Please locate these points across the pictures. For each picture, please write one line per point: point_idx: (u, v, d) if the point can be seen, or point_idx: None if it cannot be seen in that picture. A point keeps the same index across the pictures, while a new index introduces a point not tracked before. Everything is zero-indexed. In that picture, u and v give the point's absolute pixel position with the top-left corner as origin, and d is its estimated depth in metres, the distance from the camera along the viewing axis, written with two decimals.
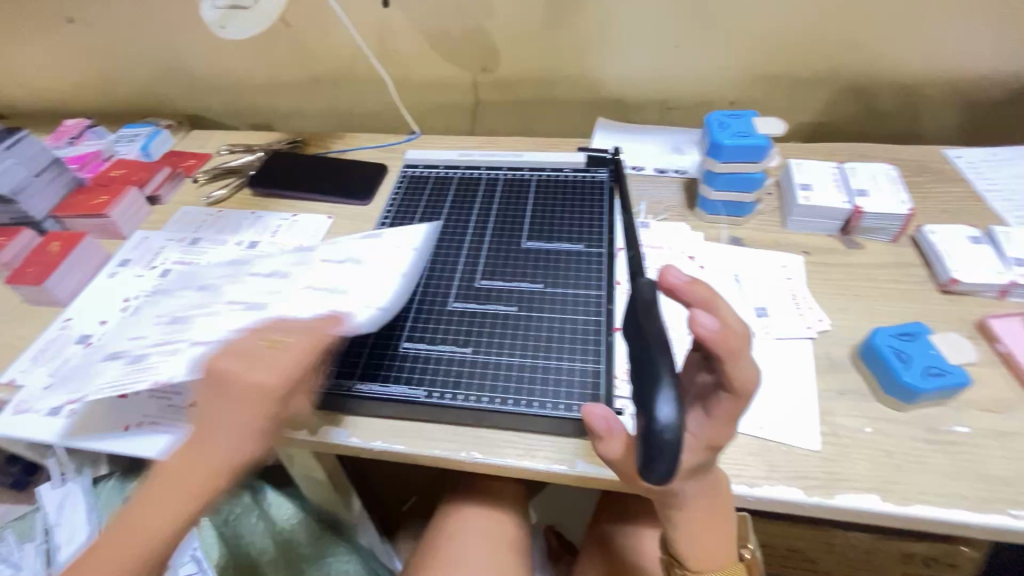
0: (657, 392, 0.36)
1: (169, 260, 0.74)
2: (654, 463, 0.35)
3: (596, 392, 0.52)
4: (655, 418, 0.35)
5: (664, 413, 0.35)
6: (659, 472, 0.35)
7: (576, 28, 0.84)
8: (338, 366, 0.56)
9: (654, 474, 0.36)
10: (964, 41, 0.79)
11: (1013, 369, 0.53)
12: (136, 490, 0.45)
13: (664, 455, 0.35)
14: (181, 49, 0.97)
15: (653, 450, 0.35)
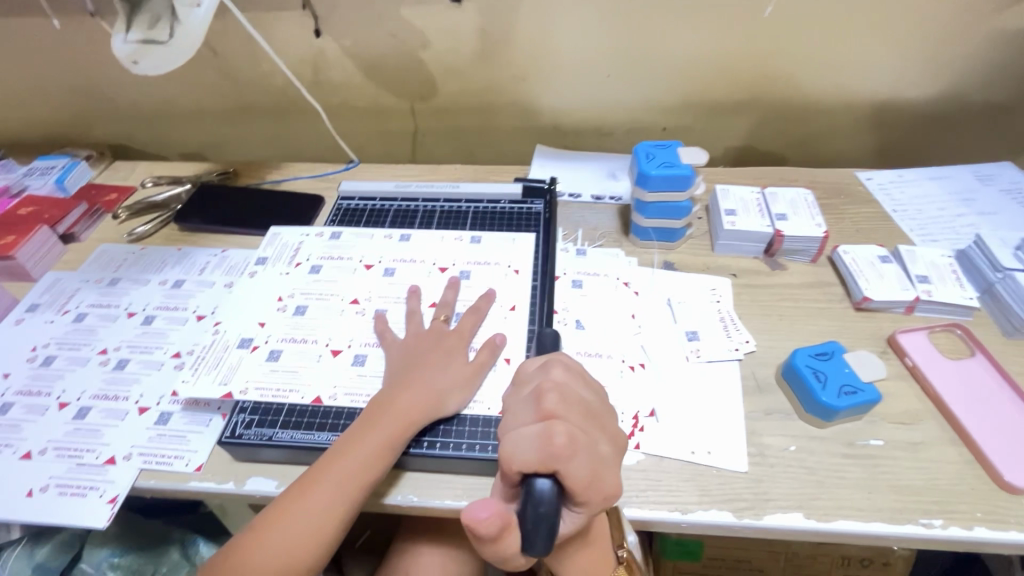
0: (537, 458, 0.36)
1: (83, 304, 0.69)
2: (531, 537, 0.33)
3: None
4: (531, 485, 0.35)
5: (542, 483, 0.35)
6: (539, 548, 0.34)
7: (510, 58, 0.85)
8: (262, 414, 0.54)
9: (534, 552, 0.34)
10: (866, 72, 0.86)
11: (919, 382, 0.57)
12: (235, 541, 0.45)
13: (540, 532, 0.34)
14: (100, 77, 0.92)
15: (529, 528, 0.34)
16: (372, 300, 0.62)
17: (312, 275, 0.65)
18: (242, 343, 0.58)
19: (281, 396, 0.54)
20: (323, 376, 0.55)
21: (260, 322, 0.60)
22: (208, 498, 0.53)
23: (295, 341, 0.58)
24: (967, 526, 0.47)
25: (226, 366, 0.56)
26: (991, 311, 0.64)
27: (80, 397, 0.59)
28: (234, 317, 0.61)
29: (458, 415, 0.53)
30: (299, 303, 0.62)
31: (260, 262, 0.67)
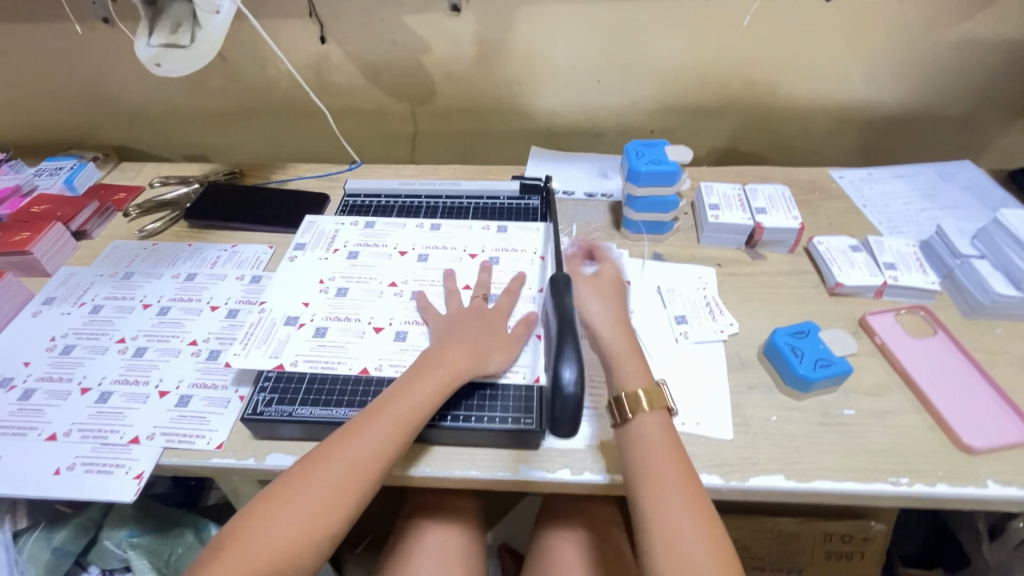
0: (563, 362, 0.54)
1: (99, 296, 0.72)
2: (563, 421, 0.54)
3: (530, 403, 0.56)
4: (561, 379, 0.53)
5: (568, 376, 0.53)
6: (565, 429, 0.55)
7: (507, 64, 0.90)
8: (279, 394, 0.57)
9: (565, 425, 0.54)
10: (837, 78, 0.92)
11: (887, 358, 0.63)
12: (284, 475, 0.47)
13: (569, 411, 0.53)
14: (108, 81, 0.95)
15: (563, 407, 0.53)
16: (408, 283, 0.68)
17: (349, 260, 0.71)
18: (289, 322, 0.63)
19: (329, 367, 0.59)
20: (366, 349, 0.61)
21: (304, 302, 0.66)
22: (229, 474, 0.56)
23: (338, 319, 0.64)
24: (930, 483, 0.52)
25: (276, 341, 0.61)
26: (952, 294, 0.69)
27: (101, 383, 0.61)
28: (279, 298, 0.66)
29: (465, 392, 0.57)
30: (339, 286, 0.68)
31: (299, 248, 0.73)
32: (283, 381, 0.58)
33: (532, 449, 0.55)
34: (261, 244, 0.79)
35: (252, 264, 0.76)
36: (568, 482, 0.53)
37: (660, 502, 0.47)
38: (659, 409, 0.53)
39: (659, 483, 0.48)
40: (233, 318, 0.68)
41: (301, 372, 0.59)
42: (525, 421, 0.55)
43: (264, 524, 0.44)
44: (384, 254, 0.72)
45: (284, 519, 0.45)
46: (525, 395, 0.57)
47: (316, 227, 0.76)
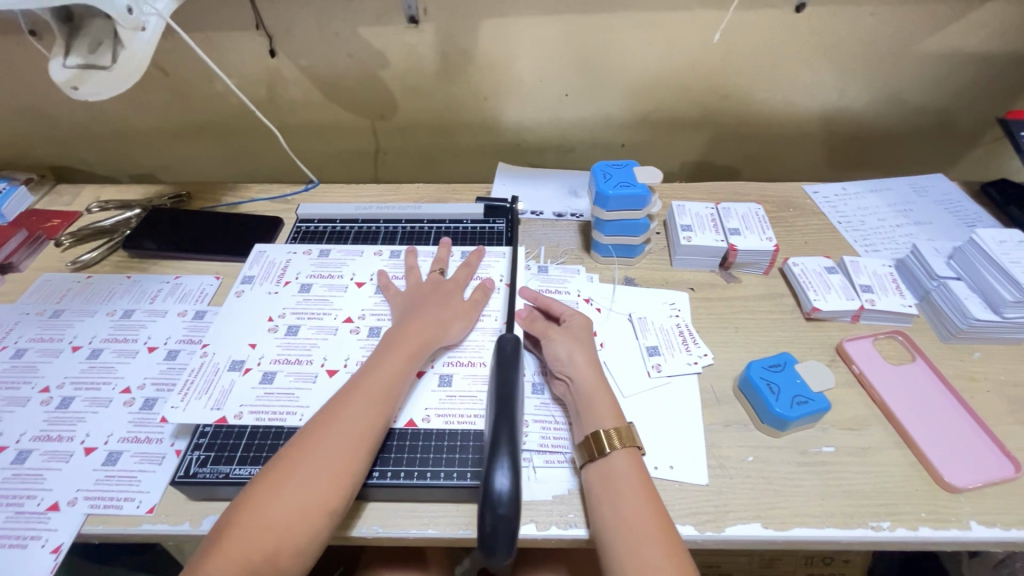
0: (495, 466, 0.43)
1: (23, 338, 0.65)
2: (494, 543, 0.41)
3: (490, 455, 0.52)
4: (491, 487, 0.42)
5: (500, 483, 0.42)
6: (501, 555, 0.41)
7: (469, 78, 0.86)
8: (217, 451, 0.53)
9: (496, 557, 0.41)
10: (809, 91, 0.90)
11: (865, 388, 0.60)
12: (238, 504, 0.44)
13: (500, 532, 0.41)
14: (40, 99, 0.88)
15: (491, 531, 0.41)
16: (365, 318, 0.64)
17: (301, 293, 0.66)
18: (233, 366, 0.58)
19: (277, 418, 0.54)
20: (319, 396, 0.56)
21: (251, 344, 0.61)
22: (162, 541, 0.51)
23: (289, 362, 0.59)
24: (913, 526, 0.49)
25: (219, 390, 0.56)
26: (929, 317, 0.67)
27: (19, 440, 0.56)
28: (222, 340, 0.61)
29: (422, 443, 0.53)
30: (290, 324, 0.63)
31: (247, 281, 0.68)
32: (220, 437, 0.54)
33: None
34: (207, 274, 0.74)
35: (196, 297, 0.70)
36: (534, 538, 0.49)
37: (636, 539, 0.44)
38: (628, 446, 0.50)
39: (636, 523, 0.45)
40: (172, 360, 0.63)
41: (241, 427, 0.54)
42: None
43: (258, 508, 0.43)
44: (340, 286, 0.67)
45: (277, 499, 0.44)
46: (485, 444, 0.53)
47: (265, 258, 0.71)
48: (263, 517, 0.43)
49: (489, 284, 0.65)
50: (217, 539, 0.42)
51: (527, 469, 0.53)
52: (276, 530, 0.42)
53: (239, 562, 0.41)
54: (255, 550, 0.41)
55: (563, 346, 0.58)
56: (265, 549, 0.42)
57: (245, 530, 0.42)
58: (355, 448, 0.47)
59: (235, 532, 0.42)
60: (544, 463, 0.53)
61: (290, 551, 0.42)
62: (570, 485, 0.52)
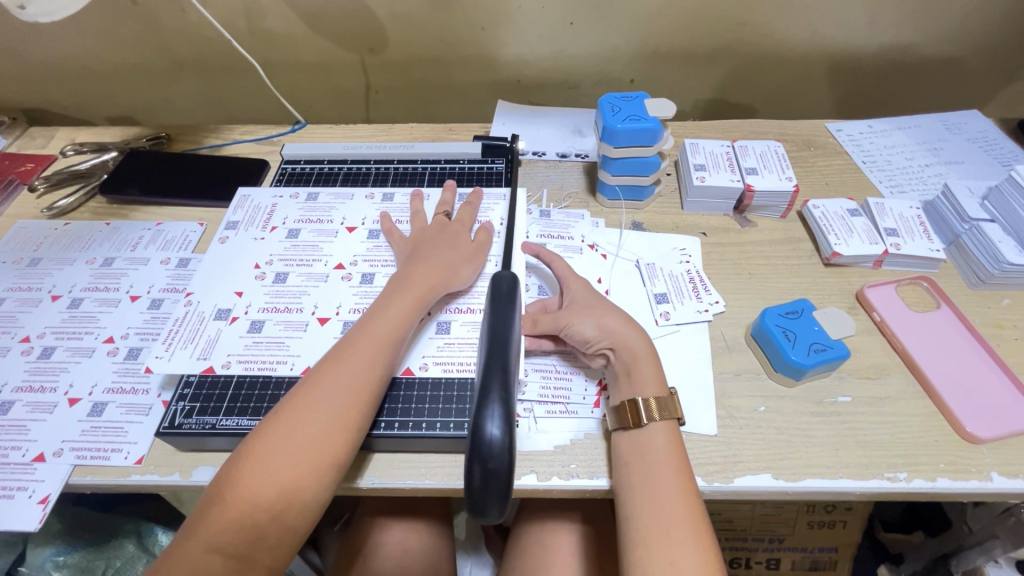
0: (487, 411, 0.40)
1: (0, 288, 0.62)
2: (485, 507, 0.38)
3: None
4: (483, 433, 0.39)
5: (492, 431, 0.39)
6: (492, 515, 0.39)
7: (465, 3, 0.78)
8: (204, 400, 0.51)
9: (489, 517, 0.39)
10: (838, 17, 0.82)
11: (887, 336, 0.57)
12: (235, 461, 0.42)
13: (491, 493, 0.38)
14: (1, 33, 0.81)
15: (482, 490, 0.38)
16: (358, 264, 0.60)
17: (289, 239, 0.62)
18: (219, 315, 0.55)
19: (268, 368, 0.52)
20: (311, 345, 0.53)
21: (237, 292, 0.57)
22: (153, 491, 0.50)
23: (277, 311, 0.56)
24: (930, 478, 0.47)
25: (206, 340, 0.54)
26: (957, 262, 0.63)
27: (1, 391, 0.54)
28: (207, 288, 0.58)
29: (417, 393, 0.51)
30: (278, 271, 0.59)
31: (231, 227, 0.64)
32: (205, 387, 0.51)
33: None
34: (191, 220, 0.70)
35: (180, 244, 0.67)
36: (534, 489, 0.47)
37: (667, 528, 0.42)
38: (668, 418, 0.47)
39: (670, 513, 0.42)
40: (155, 310, 0.60)
41: (228, 377, 0.52)
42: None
43: (251, 467, 0.41)
44: (330, 230, 0.64)
45: (269, 457, 0.41)
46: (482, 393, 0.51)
47: (249, 202, 0.67)
48: (257, 475, 0.40)
49: (488, 227, 0.61)
50: (210, 499, 0.40)
51: (528, 419, 0.51)
52: (277, 489, 0.40)
53: (240, 522, 0.39)
54: (252, 508, 0.40)
55: (590, 318, 0.52)
56: (264, 507, 0.40)
57: (239, 489, 0.40)
58: (356, 403, 0.45)
59: (230, 490, 0.40)
60: (545, 413, 0.51)
61: (292, 508, 0.40)
62: (572, 436, 0.50)
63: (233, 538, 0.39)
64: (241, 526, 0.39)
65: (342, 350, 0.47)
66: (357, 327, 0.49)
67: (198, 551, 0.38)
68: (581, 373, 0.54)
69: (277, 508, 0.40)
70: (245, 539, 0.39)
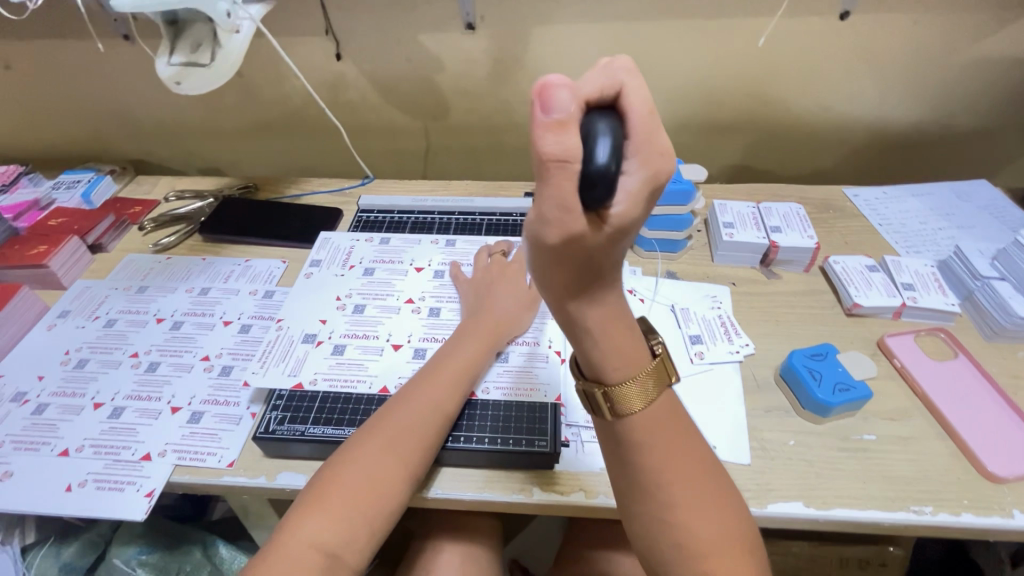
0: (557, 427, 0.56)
1: (113, 310, 0.72)
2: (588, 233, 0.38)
3: (543, 426, 0.55)
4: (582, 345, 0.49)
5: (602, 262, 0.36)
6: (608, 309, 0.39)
7: (520, 80, 0.90)
8: (292, 411, 0.57)
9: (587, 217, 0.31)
10: (852, 96, 0.92)
11: (907, 381, 0.61)
12: (333, 465, 0.48)
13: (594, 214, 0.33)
14: (127, 96, 0.96)
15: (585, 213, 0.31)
16: (425, 300, 0.68)
17: (366, 276, 0.71)
18: (306, 338, 0.63)
19: (349, 386, 0.59)
20: (387, 368, 0.61)
21: (322, 320, 0.66)
22: (240, 492, 0.56)
23: (356, 337, 0.64)
24: (955, 512, 0.51)
25: (295, 359, 0.61)
26: (972, 316, 0.68)
27: (114, 398, 0.62)
28: (297, 315, 0.66)
29: (475, 412, 0.57)
30: (356, 303, 0.68)
31: (315, 264, 0.73)
32: (295, 399, 0.58)
33: (542, 474, 0.54)
34: (275, 257, 0.80)
35: (266, 278, 0.76)
36: (583, 506, 0.52)
37: (666, 465, 0.38)
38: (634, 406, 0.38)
39: (616, 477, 0.41)
40: (245, 333, 0.68)
41: (314, 392, 0.59)
42: (538, 443, 0.54)
43: (348, 469, 0.47)
44: (401, 270, 0.72)
45: (365, 462, 0.48)
46: (536, 415, 0.57)
47: (330, 244, 0.77)
48: (352, 476, 0.47)
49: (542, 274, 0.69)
50: (311, 498, 0.46)
51: (576, 443, 0.56)
52: (368, 494, 0.46)
53: (336, 522, 0.44)
54: (347, 509, 0.45)
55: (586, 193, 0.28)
56: (355, 506, 0.46)
57: (339, 491, 0.46)
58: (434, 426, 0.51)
59: (330, 488, 0.46)
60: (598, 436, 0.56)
61: (379, 513, 0.46)
62: None
63: (332, 535, 0.44)
64: (339, 525, 0.44)
65: (425, 378, 0.55)
66: (434, 360, 0.57)
67: (301, 544, 0.43)
68: None
69: (367, 511, 0.46)
70: (341, 535, 0.44)
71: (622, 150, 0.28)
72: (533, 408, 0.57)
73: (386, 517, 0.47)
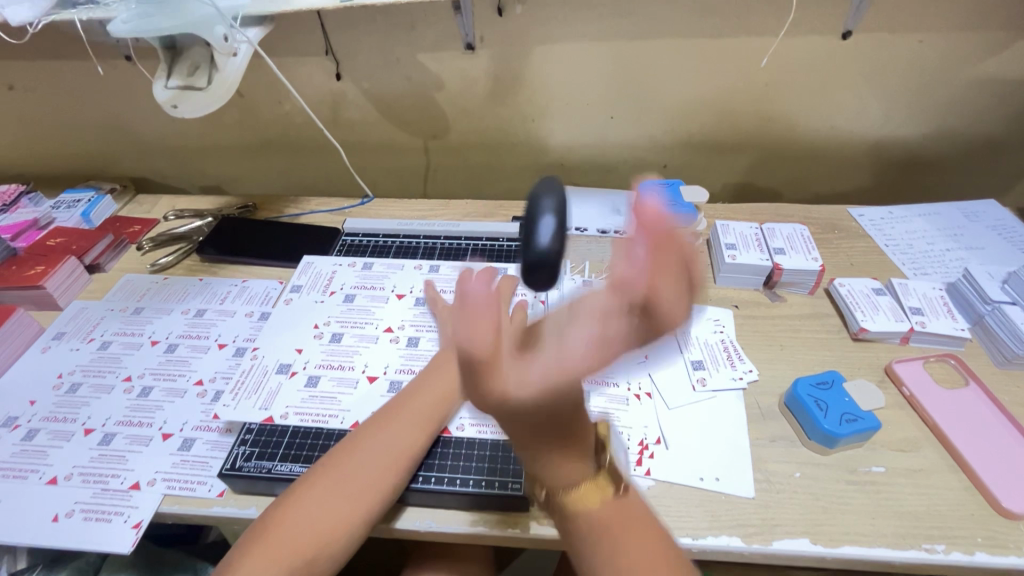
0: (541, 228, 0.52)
1: (108, 332, 0.71)
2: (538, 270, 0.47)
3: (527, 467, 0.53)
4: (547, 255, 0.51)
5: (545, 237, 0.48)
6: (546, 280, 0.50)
7: (519, 100, 0.90)
8: (262, 447, 0.56)
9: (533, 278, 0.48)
10: (855, 115, 0.91)
11: (916, 410, 0.60)
12: (283, 503, 0.48)
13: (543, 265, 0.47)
14: (129, 115, 0.97)
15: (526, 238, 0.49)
16: (405, 328, 0.67)
17: (346, 303, 0.70)
18: (281, 368, 0.63)
19: (321, 421, 0.58)
20: (359, 401, 0.59)
21: (298, 349, 0.65)
22: (230, 523, 0.55)
23: (332, 367, 0.63)
24: (969, 551, 0.49)
25: (267, 391, 0.61)
26: (982, 342, 0.66)
27: (105, 424, 0.61)
28: (273, 345, 0.66)
29: (454, 450, 0.55)
30: (334, 332, 0.67)
31: (295, 290, 0.73)
32: (264, 434, 0.57)
33: (525, 512, 0.52)
34: (271, 278, 0.79)
35: (262, 300, 0.75)
36: None
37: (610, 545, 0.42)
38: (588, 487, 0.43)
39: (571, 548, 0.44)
40: (240, 356, 0.67)
41: (284, 426, 0.58)
42: (512, 485, 0.52)
43: (296, 511, 0.47)
44: (381, 297, 0.72)
45: (313, 505, 0.47)
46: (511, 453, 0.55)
47: (312, 270, 0.76)
48: (298, 520, 0.47)
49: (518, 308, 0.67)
50: (255, 536, 0.46)
51: None
52: (312, 536, 0.46)
53: (274, 564, 0.44)
54: (287, 551, 0.45)
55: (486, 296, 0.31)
56: (302, 550, 0.45)
57: (281, 531, 0.46)
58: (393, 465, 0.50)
59: (274, 532, 0.46)
60: None
61: (321, 553, 0.46)
62: None
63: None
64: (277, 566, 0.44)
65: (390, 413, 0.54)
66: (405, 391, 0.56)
67: None
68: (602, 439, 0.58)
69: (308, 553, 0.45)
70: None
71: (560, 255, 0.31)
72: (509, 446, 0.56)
73: (330, 557, 0.46)
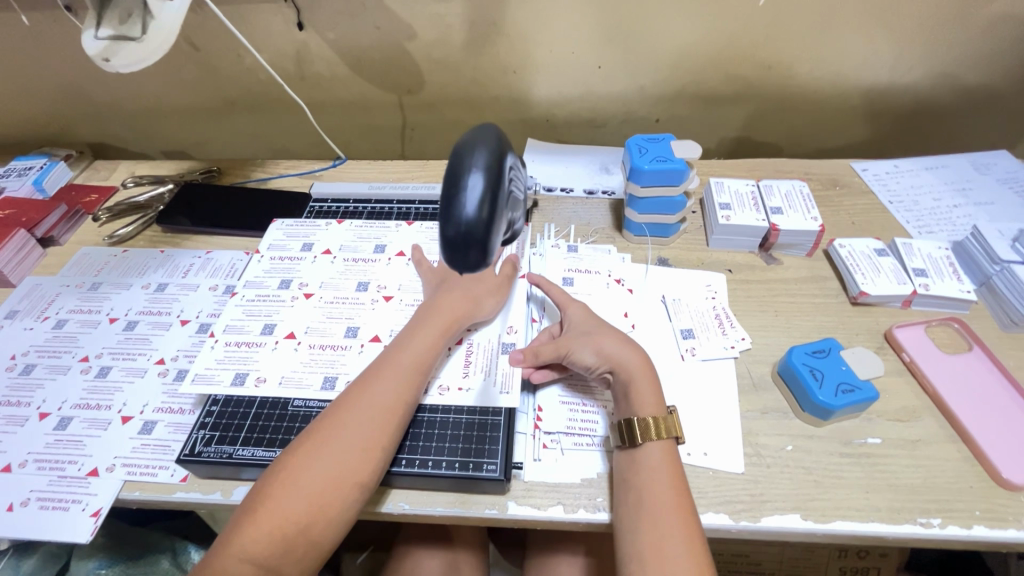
0: (468, 172, 0.35)
1: (63, 310, 0.67)
2: (465, 251, 0.35)
3: (501, 447, 0.50)
4: (462, 199, 0.34)
5: (471, 202, 0.34)
6: (472, 260, 0.35)
7: (499, 50, 0.83)
8: (221, 429, 0.53)
9: (467, 263, 0.36)
10: (863, 60, 0.84)
11: (917, 377, 0.57)
12: (280, 466, 0.45)
13: (472, 245, 0.35)
14: (76, 75, 0.89)
15: (456, 237, 0.35)
16: (402, 290, 0.64)
17: (333, 265, 0.68)
18: (228, 331, 0.60)
19: (300, 388, 0.55)
20: (346, 365, 0.57)
21: (278, 312, 0.62)
22: (195, 509, 0.52)
23: (313, 336, 0.60)
24: (966, 525, 0.46)
25: (222, 349, 0.59)
26: (989, 305, 0.63)
27: (61, 408, 0.57)
28: (253, 307, 0.63)
29: (423, 431, 0.52)
30: (319, 293, 0.64)
31: (278, 249, 0.70)
32: (226, 416, 0.54)
33: (504, 491, 0.50)
34: (237, 248, 0.75)
35: (227, 272, 0.71)
36: (561, 520, 0.48)
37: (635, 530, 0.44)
38: (665, 438, 0.48)
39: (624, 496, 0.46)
40: (203, 333, 0.63)
41: (251, 397, 0.55)
42: (486, 467, 0.49)
43: (301, 472, 0.44)
44: (360, 261, 0.68)
45: (332, 463, 0.45)
46: (487, 433, 0.52)
47: (301, 223, 0.73)
48: (305, 486, 0.44)
49: (529, 275, 0.63)
50: (250, 508, 0.43)
51: (555, 450, 0.52)
52: (306, 498, 0.43)
53: (273, 533, 0.42)
54: (286, 519, 0.42)
55: (592, 333, 0.55)
56: (302, 519, 0.43)
57: (279, 504, 0.43)
58: (372, 415, 0.48)
59: (268, 512, 0.42)
60: (572, 445, 0.52)
61: (319, 523, 0.43)
62: (598, 469, 0.51)
63: (264, 546, 0.41)
64: (273, 536, 0.42)
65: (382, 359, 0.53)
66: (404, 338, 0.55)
67: (232, 559, 0.41)
68: (607, 407, 0.55)
69: (312, 511, 0.43)
70: (278, 539, 0.42)
71: (495, 194, 0.35)
72: (485, 425, 0.53)
73: (332, 518, 0.44)
